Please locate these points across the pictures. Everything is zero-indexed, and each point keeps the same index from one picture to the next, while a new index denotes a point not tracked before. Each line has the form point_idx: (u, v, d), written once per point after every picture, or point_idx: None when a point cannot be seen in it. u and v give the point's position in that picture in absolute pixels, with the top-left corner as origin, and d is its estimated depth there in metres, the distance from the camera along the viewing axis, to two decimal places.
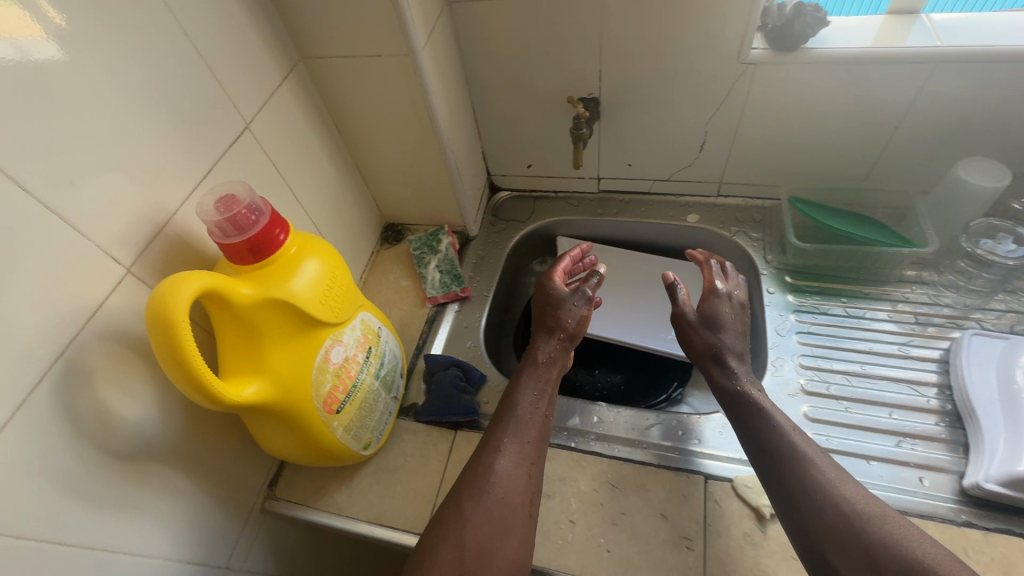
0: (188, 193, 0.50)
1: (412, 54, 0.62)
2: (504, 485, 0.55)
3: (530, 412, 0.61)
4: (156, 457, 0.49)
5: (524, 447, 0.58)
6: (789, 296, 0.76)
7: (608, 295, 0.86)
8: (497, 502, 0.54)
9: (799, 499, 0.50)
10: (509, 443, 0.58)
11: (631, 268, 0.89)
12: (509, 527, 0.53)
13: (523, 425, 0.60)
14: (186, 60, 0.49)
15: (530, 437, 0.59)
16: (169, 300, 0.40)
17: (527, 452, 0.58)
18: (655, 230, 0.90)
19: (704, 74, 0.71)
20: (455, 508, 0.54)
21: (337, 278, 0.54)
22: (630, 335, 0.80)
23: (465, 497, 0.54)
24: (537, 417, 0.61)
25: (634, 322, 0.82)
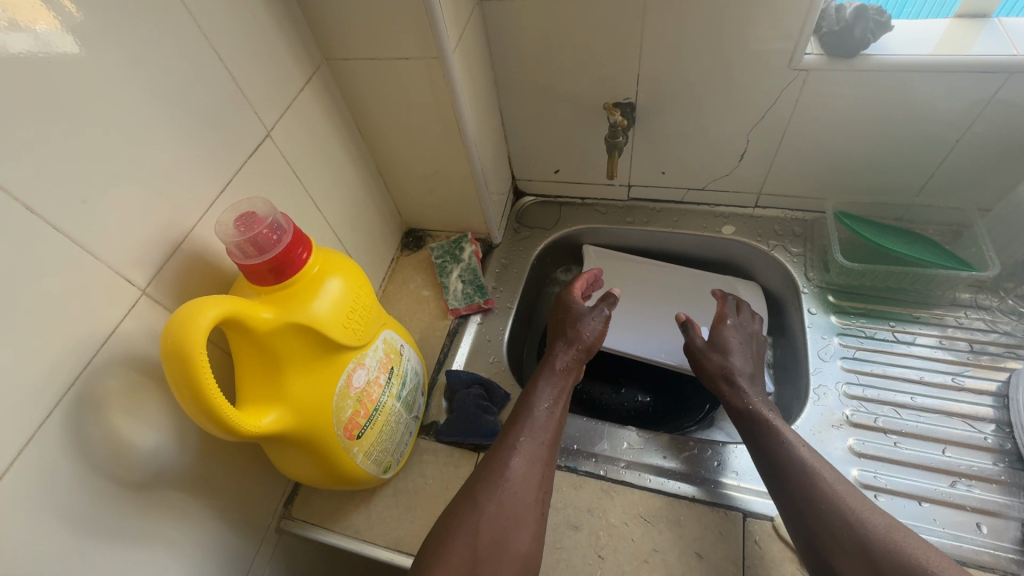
0: (206, 207, 0.48)
1: (441, 57, 0.59)
2: (520, 480, 0.55)
3: (546, 413, 0.62)
4: (171, 484, 0.46)
5: (540, 444, 0.59)
6: (832, 317, 0.72)
7: (636, 309, 0.82)
8: (512, 497, 0.54)
9: (802, 499, 0.51)
10: (527, 439, 0.59)
11: (660, 280, 0.85)
12: (523, 519, 0.53)
13: (541, 423, 0.60)
14: (206, 66, 0.46)
15: (546, 436, 0.60)
16: (188, 330, 0.37)
17: (543, 451, 0.58)
18: (687, 241, 0.86)
19: (750, 81, 0.66)
20: (470, 498, 0.54)
21: (360, 298, 0.51)
22: (659, 353, 0.77)
23: (481, 488, 0.55)
24: (553, 418, 0.61)
25: (664, 339, 0.79)
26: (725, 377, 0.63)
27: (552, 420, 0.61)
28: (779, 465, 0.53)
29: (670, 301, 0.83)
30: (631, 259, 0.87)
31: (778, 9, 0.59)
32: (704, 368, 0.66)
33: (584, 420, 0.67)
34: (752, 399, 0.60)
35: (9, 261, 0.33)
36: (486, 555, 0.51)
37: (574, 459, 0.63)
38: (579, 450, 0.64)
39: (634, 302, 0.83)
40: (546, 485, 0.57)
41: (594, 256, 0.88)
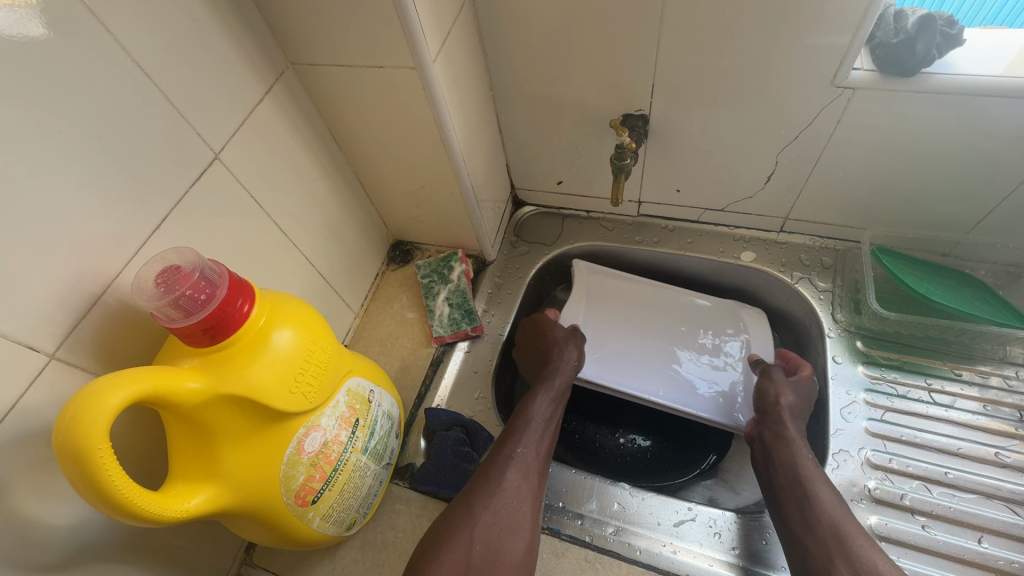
0: (134, 248, 0.42)
1: (420, 67, 0.51)
2: (515, 488, 0.53)
3: (539, 428, 0.59)
4: (97, 555, 0.42)
5: (535, 456, 0.57)
6: (860, 368, 0.63)
7: (636, 338, 0.73)
8: (507, 506, 0.52)
9: (830, 544, 0.48)
10: (523, 450, 0.56)
11: (659, 304, 0.76)
12: (518, 527, 0.51)
13: (535, 435, 0.58)
14: (130, 86, 0.40)
15: (540, 450, 0.58)
16: (86, 420, 0.31)
17: (538, 464, 0.56)
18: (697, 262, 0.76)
19: (781, 96, 0.57)
20: (465, 505, 0.52)
21: (317, 350, 0.45)
22: (655, 388, 0.69)
23: (477, 496, 0.53)
24: (546, 434, 0.60)
25: (661, 372, 0.70)
26: (785, 410, 0.58)
27: (545, 435, 0.59)
28: (794, 497, 0.52)
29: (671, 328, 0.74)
30: (618, 276, 0.78)
31: (818, 17, 0.49)
32: (766, 396, 0.60)
33: (573, 472, 0.61)
34: (798, 438, 0.56)
35: None
36: (480, 564, 0.49)
37: (558, 520, 0.57)
38: (564, 508, 0.58)
39: (636, 329, 0.74)
40: (540, 498, 0.55)
41: (583, 272, 0.78)
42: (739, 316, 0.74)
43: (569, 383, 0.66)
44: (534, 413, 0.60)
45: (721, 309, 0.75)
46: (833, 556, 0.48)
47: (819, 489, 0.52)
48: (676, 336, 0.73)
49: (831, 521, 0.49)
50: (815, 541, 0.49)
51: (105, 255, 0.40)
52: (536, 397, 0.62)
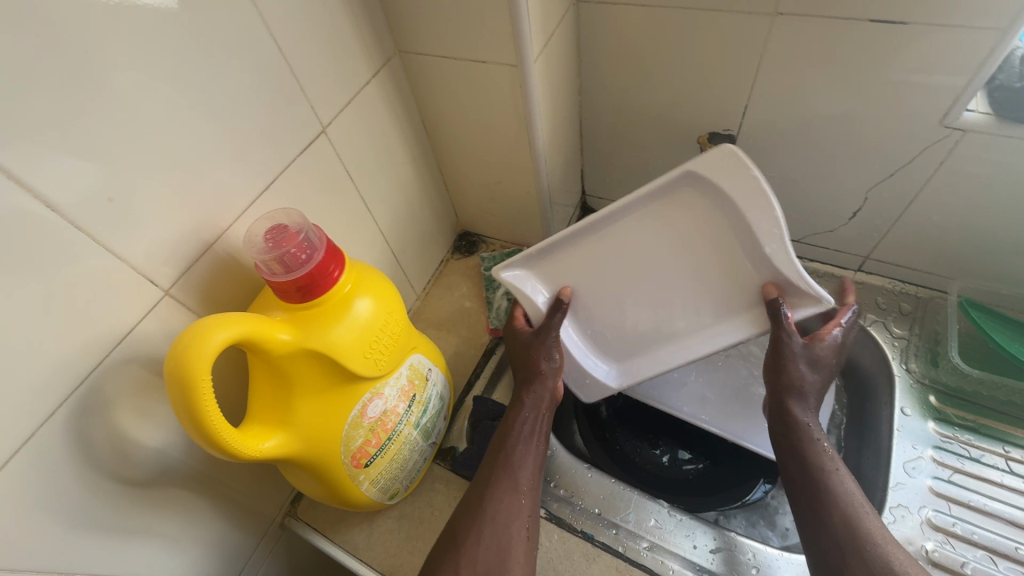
0: (245, 204, 0.46)
1: (520, 65, 0.52)
2: (505, 505, 0.49)
3: (517, 440, 0.54)
4: (172, 480, 0.46)
5: (520, 479, 0.51)
6: (930, 425, 0.60)
7: (613, 297, 0.59)
8: (499, 526, 0.48)
9: (844, 533, 0.43)
10: (504, 475, 0.51)
11: (625, 240, 0.56)
12: (511, 551, 0.47)
13: (514, 455, 0.53)
14: (262, 57, 0.44)
15: (523, 470, 0.52)
16: (193, 352, 0.35)
17: (523, 484, 0.51)
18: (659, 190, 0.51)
19: (883, 129, 0.55)
20: (450, 539, 0.48)
21: (389, 324, 0.47)
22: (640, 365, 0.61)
23: (461, 528, 0.48)
24: (527, 451, 0.54)
25: (648, 337, 0.60)
26: (797, 389, 0.51)
27: (534, 447, 0.54)
28: (803, 486, 0.47)
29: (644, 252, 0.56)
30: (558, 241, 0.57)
31: (934, 53, 0.47)
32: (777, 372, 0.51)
33: (612, 481, 0.61)
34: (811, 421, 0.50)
35: (34, 266, 0.33)
36: None
37: (592, 526, 0.57)
38: (599, 515, 0.58)
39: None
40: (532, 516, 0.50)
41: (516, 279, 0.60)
42: (707, 175, 0.48)
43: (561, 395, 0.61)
44: (510, 434, 0.54)
45: (703, 202, 0.51)
46: (846, 553, 0.42)
47: (833, 480, 0.46)
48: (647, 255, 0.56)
49: (842, 511, 0.44)
50: (827, 536, 0.44)
51: (221, 209, 0.44)
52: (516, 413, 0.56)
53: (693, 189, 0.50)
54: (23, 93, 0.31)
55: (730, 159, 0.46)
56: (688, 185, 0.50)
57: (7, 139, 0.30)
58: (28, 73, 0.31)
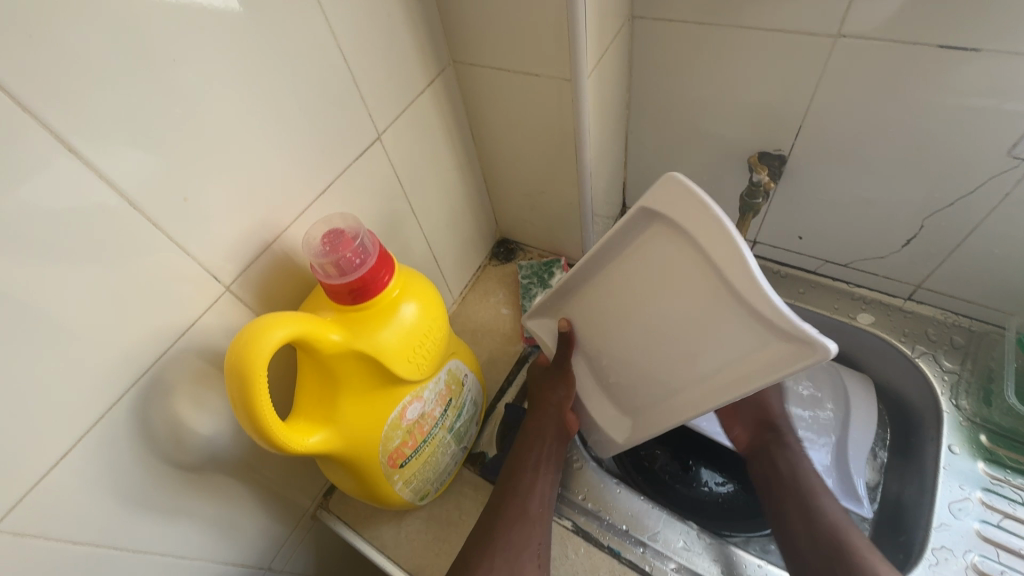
0: (303, 207, 0.48)
1: (574, 80, 0.53)
2: (515, 534, 0.52)
3: (524, 471, 0.57)
4: (218, 466, 0.48)
5: (530, 505, 0.54)
6: (980, 465, 0.58)
7: (626, 346, 0.55)
8: (510, 553, 0.51)
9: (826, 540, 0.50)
10: (514, 501, 0.54)
11: (627, 285, 0.52)
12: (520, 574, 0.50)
13: (523, 482, 0.56)
14: (327, 66, 0.45)
15: (532, 497, 0.55)
16: (252, 348, 0.36)
17: (533, 510, 0.54)
18: (626, 228, 0.48)
19: (945, 155, 0.53)
20: (463, 560, 0.51)
21: (432, 330, 0.48)
22: (655, 422, 0.55)
23: (473, 550, 0.52)
24: (537, 478, 0.57)
25: (662, 392, 0.54)
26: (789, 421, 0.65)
27: (542, 480, 0.57)
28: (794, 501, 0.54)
29: (639, 289, 0.51)
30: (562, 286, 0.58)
31: (1007, 81, 0.46)
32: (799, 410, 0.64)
33: (642, 500, 0.60)
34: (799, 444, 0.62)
35: (112, 258, 0.35)
36: None
37: (619, 542, 0.57)
38: (627, 532, 0.58)
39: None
40: (541, 540, 0.53)
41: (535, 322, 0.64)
42: (664, 209, 0.43)
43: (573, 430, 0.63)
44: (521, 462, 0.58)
45: (680, 236, 0.45)
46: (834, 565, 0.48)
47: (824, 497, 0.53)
48: (652, 301, 0.50)
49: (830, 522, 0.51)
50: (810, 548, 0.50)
51: (281, 210, 0.46)
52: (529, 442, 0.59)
53: (661, 223, 0.45)
54: (118, 98, 0.33)
55: (678, 189, 0.41)
56: (655, 221, 0.46)
57: (98, 139, 0.32)
58: (123, 79, 0.33)
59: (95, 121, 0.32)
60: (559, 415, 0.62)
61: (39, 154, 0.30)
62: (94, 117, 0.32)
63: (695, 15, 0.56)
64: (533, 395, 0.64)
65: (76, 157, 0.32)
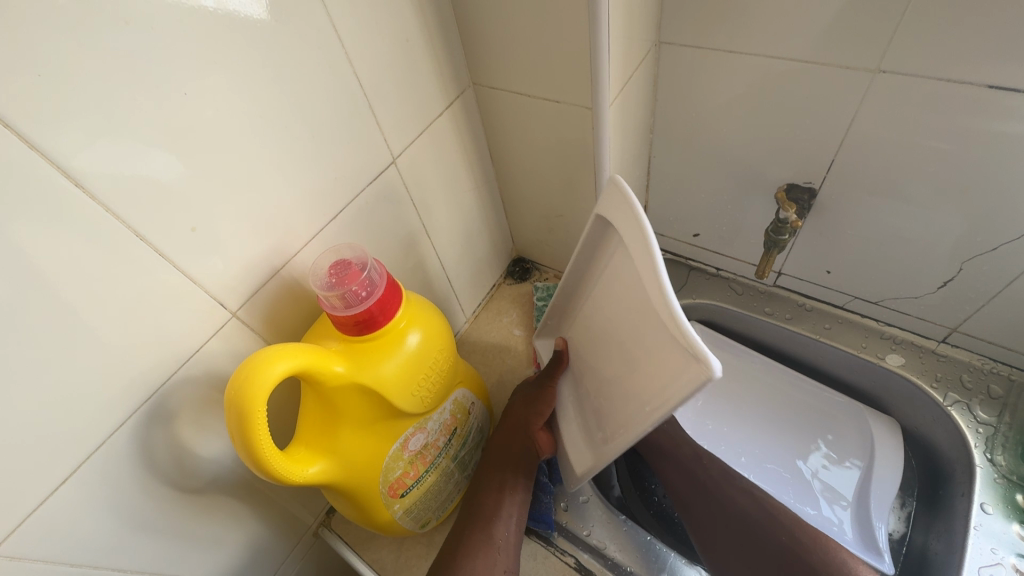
0: (314, 231, 0.48)
1: (595, 108, 0.51)
2: (478, 562, 0.52)
3: (488, 496, 0.57)
4: (220, 488, 0.48)
5: (492, 530, 0.54)
6: (1015, 527, 0.54)
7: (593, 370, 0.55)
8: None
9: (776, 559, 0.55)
10: (477, 525, 0.54)
11: (600, 306, 0.53)
12: None
13: (489, 507, 0.56)
14: (344, 91, 0.45)
15: (495, 523, 0.54)
16: (253, 381, 0.36)
17: (495, 535, 0.54)
18: (595, 242, 0.52)
19: (990, 197, 0.50)
20: None
21: (436, 362, 0.47)
22: (602, 459, 0.50)
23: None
24: (502, 502, 0.56)
25: (612, 426, 0.50)
26: None
27: (508, 506, 0.56)
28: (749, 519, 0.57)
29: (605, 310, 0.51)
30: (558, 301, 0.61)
31: None
32: None
33: (648, 537, 0.58)
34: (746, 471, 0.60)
35: (115, 288, 0.35)
36: None
37: None
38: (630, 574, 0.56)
39: (738, 389, 0.75)
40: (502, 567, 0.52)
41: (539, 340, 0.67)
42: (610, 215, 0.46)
43: (546, 450, 0.60)
44: (489, 485, 0.57)
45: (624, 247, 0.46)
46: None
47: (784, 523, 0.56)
48: (612, 322, 0.50)
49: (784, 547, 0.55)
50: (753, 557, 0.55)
51: (292, 235, 0.46)
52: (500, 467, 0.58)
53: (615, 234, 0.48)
54: (122, 127, 0.32)
55: (616, 192, 0.44)
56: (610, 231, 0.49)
57: (102, 168, 0.32)
58: (128, 109, 0.32)
59: (98, 150, 0.32)
60: (525, 437, 0.60)
61: (45, 184, 0.30)
62: (97, 146, 0.32)
63: (725, 43, 0.53)
64: (505, 417, 0.63)
65: (78, 187, 0.32)
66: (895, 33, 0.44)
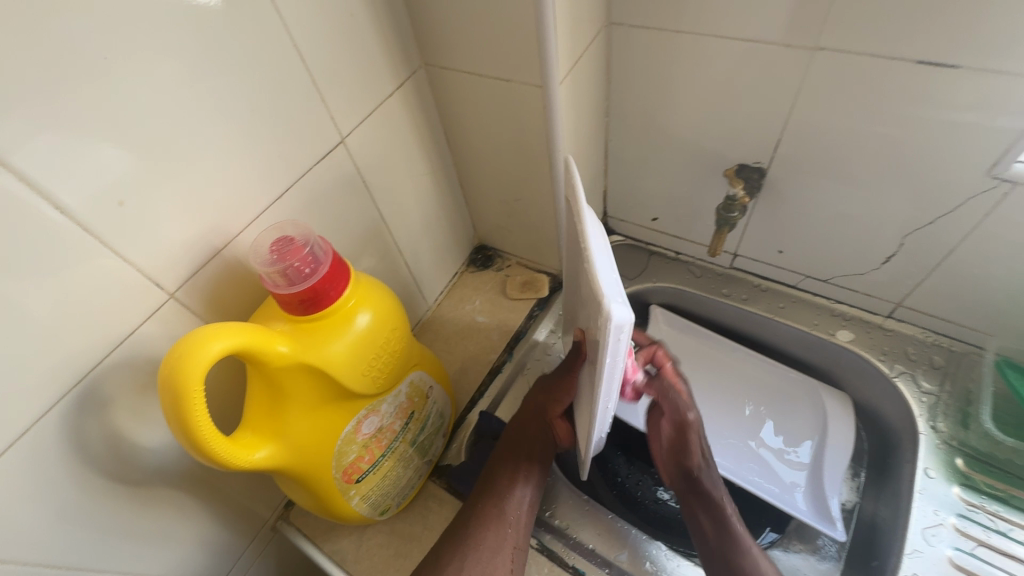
0: (257, 211, 0.46)
1: (546, 87, 0.51)
2: (489, 535, 0.52)
3: (500, 477, 0.56)
4: (164, 479, 0.46)
5: (506, 511, 0.54)
6: (955, 490, 0.56)
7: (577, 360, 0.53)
8: (483, 554, 0.51)
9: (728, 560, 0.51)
10: (492, 504, 0.54)
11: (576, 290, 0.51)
12: None
13: (501, 487, 0.55)
14: (287, 66, 0.44)
15: (510, 503, 0.54)
16: (187, 359, 0.34)
17: (508, 516, 0.53)
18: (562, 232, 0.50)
19: (924, 173, 0.52)
20: (435, 557, 0.51)
21: (388, 342, 0.47)
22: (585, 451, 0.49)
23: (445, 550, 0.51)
24: (515, 484, 0.56)
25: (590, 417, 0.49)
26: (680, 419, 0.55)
27: (520, 487, 0.56)
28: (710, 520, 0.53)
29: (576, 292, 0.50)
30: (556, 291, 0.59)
31: (982, 99, 0.44)
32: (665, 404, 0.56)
33: (609, 515, 0.58)
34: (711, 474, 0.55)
35: (41, 268, 0.33)
36: None
37: (585, 562, 0.55)
38: (593, 552, 0.56)
39: (698, 370, 0.76)
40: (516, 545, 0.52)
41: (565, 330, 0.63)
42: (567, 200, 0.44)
43: (564, 438, 0.58)
44: (501, 467, 0.57)
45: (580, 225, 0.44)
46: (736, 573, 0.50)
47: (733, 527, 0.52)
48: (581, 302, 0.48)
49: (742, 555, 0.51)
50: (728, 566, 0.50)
51: (235, 215, 0.44)
52: (511, 451, 0.58)
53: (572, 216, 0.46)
54: (42, 96, 0.31)
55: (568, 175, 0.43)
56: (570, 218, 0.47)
57: (21, 140, 0.30)
58: (48, 78, 0.31)
59: (17, 121, 0.30)
60: (541, 424, 0.58)
61: None
62: (13, 116, 0.30)
63: (674, 24, 0.54)
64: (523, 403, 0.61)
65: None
66: (831, 12, 0.46)
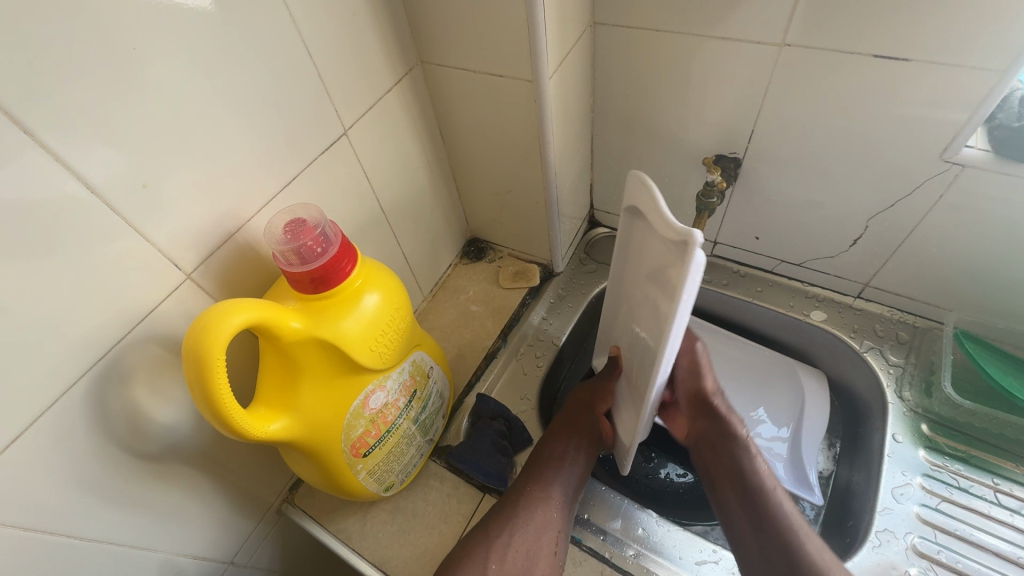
0: (266, 199, 0.49)
1: (536, 81, 0.55)
2: (537, 514, 0.55)
3: (548, 462, 0.59)
4: (178, 457, 0.48)
5: (555, 491, 0.57)
6: (921, 452, 0.61)
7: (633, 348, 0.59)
8: (530, 529, 0.54)
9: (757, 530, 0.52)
10: (542, 484, 0.57)
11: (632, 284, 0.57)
12: (535, 554, 0.52)
13: (552, 468, 0.58)
14: (295, 61, 0.47)
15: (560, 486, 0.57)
16: (211, 330, 0.37)
17: (558, 497, 0.56)
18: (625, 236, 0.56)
19: (883, 159, 0.56)
20: (482, 529, 0.54)
21: (393, 321, 0.49)
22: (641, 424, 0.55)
23: (495, 522, 0.54)
24: (566, 467, 0.59)
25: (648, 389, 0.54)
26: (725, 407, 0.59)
27: (567, 474, 0.59)
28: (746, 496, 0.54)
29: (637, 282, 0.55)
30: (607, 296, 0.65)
31: (931, 89, 0.49)
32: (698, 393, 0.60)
33: (603, 486, 0.62)
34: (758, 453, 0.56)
35: (69, 244, 0.36)
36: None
37: (581, 531, 0.58)
38: (588, 521, 0.59)
39: None
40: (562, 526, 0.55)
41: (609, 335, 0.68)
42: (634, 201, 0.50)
43: (608, 436, 0.64)
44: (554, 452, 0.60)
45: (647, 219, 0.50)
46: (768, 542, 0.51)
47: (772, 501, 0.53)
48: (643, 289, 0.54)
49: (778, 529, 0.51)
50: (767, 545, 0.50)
51: (245, 202, 0.47)
52: (562, 438, 0.61)
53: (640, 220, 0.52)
54: (74, 82, 0.33)
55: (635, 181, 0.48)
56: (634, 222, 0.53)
57: (54, 121, 0.33)
58: (78, 64, 0.33)
59: (51, 104, 0.32)
60: (590, 418, 0.64)
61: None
62: (47, 99, 0.32)
63: (654, 23, 0.58)
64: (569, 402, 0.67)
65: (32, 140, 0.32)
66: (794, 10, 0.50)
